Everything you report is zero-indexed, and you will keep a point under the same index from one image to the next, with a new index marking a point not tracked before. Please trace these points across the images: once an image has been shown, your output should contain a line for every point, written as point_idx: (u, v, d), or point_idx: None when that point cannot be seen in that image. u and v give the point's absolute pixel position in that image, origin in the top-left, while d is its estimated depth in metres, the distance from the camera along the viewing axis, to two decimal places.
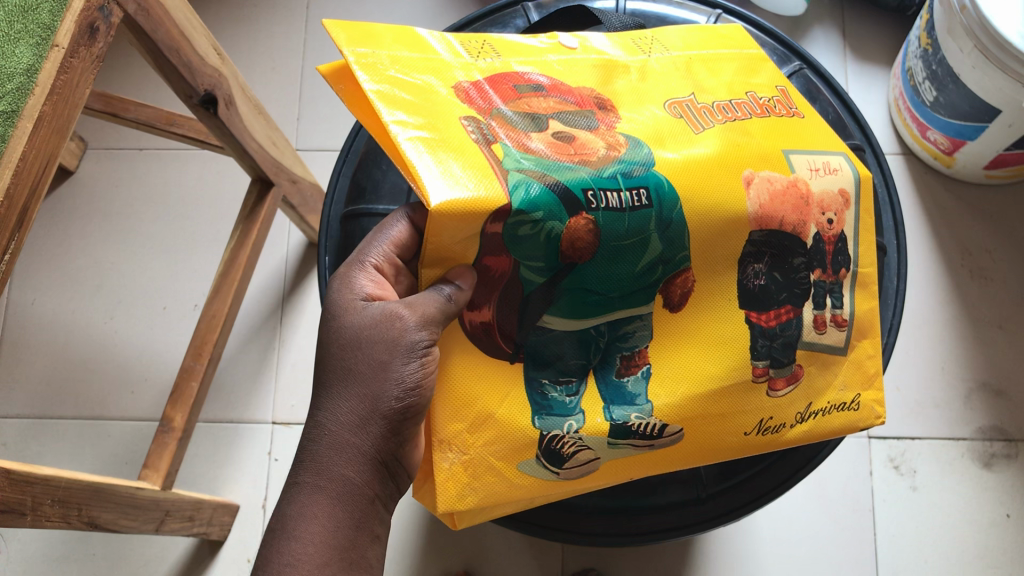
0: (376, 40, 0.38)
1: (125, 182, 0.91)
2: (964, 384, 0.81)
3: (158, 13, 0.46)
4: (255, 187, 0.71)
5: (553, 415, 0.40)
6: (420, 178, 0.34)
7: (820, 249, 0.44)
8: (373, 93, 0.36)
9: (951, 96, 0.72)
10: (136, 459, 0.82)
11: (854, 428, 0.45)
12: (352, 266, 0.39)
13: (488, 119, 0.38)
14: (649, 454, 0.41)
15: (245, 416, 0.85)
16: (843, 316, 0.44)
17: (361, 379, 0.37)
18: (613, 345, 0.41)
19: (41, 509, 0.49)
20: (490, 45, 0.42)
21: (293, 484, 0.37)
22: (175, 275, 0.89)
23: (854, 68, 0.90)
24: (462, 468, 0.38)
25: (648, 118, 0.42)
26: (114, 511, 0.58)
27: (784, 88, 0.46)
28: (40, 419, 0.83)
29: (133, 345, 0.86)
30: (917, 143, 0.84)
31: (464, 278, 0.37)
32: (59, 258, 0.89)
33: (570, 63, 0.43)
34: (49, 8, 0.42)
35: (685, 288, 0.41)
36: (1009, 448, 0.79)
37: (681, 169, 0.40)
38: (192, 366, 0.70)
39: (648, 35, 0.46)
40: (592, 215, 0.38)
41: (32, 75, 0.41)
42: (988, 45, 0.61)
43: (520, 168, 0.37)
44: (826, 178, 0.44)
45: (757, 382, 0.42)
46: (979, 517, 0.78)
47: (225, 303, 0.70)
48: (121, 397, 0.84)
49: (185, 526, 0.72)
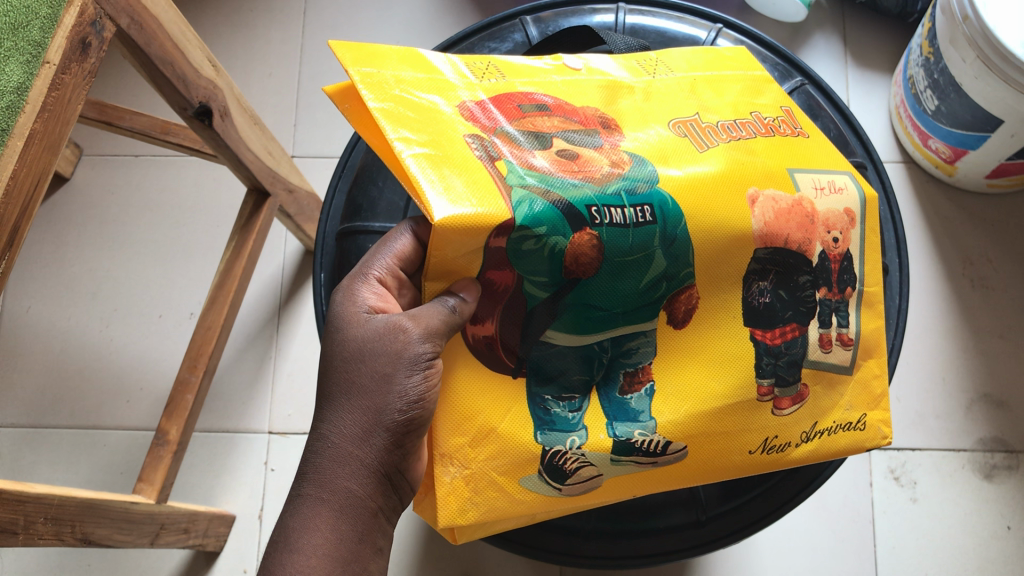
0: (382, 60, 0.38)
1: (122, 188, 0.91)
2: (965, 395, 0.81)
3: (151, 26, 0.46)
4: (251, 197, 0.70)
5: (556, 430, 0.39)
6: (424, 195, 0.33)
7: (825, 267, 0.44)
8: (377, 111, 0.36)
9: (953, 105, 0.72)
10: (132, 469, 0.81)
11: (861, 449, 0.45)
12: (355, 278, 0.39)
13: (493, 136, 0.38)
14: (652, 472, 0.41)
15: (242, 425, 0.84)
16: (849, 335, 0.44)
17: (365, 391, 0.37)
18: (616, 361, 0.41)
19: (34, 527, 0.48)
20: (495, 66, 0.42)
21: (295, 496, 0.37)
22: (171, 283, 0.88)
23: (853, 77, 0.90)
24: (464, 483, 0.37)
25: (653, 136, 0.41)
26: (109, 526, 0.58)
27: (789, 108, 0.47)
28: (35, 428, 0.82)
29: (128, 353, 0.85)
30: (918, 151, 0.85)
31: (468, 290, 0.36)
32: (53, 265, 0.88)
33: (574, 84, 0.43)
34: (40, 25, 0.41)
35: (690, 305, 0.41)
36: (1009, 459, 0.79)
37: (686, 187, 0.40)
38: (188, 378, 0.70)
39: (653, 57, 0.46)
40: (596, 231, 0.38)
41: (23, 93, 0.41)
42: (992, 55, 0.62)
43: (524, 185, 0.36)
44: (831, 197, 0.44)
45: (762, 401, 0.42)
46: (980, 528, 0.78)
47: (222, 313, 0.69)
48: (116, 406, 0.84)
49: (181, 538, 0.72)
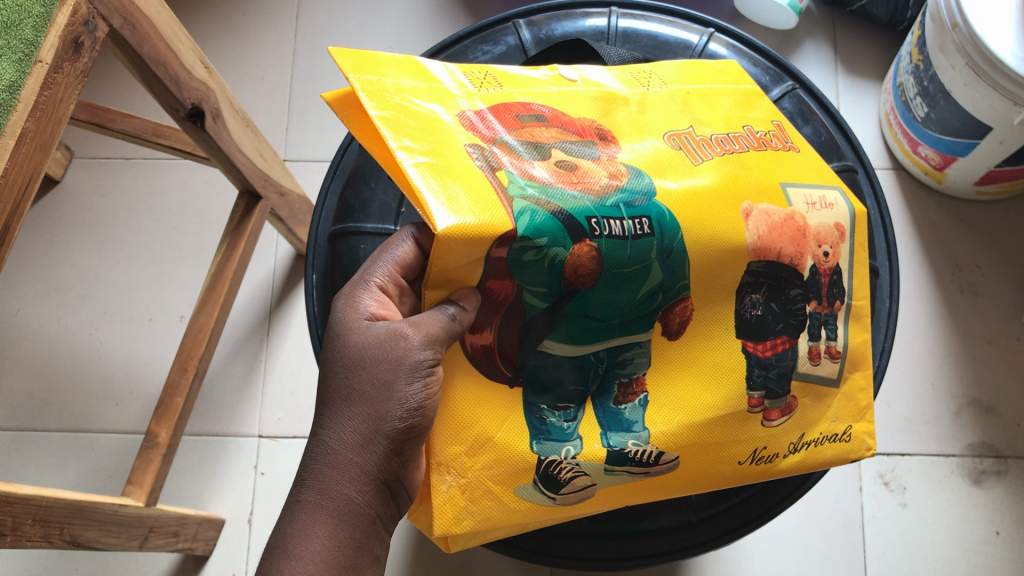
0: (382, 67, 0.38)
1: (112, 191, 0.90)
2: (954, 401, 0.82)
3: (144, 27, 0.46)
4: (242, 200, 0.70)
5: (551, 440, 0.40)
6: (427, 204, 0.33)
7: (816, 281, 0.44)
8: (378, 119, 0.36)
9: (943, 112, 0.73)
10: (122, 472, 0.81)
11: (846, 460, 0.45)
12: (357, 285, 0.39)
13: (493, 146, 0.38)
14: (644, 482, 0.41)
15: (232, 429, 0.84)
16: (837, 348, 0.45)
17: (366, 398, 0.37)
18: (611, 372, 0.41)
19: (22, 528, 0.48)
20: (493, 76, 0.42)
21: (293, 502, 0.37)
22: (162, 285, 0.87)
23: (845, 84, 0.91)
24: (459, 492, 0.37)
25: (648, 148, 0.42)
26: (97, 529, 0.57)
27: (780, 123, 0.47)
28: (23, 431, 0.82)
29: (118, 356, 0.85)
30: (908, 158, 0.86)
31: (468, 299, 0.36)
32: (42, 267, 0.87)
33: (570, 95, 0.43)
34: (33, 23, 0.41)
35: (684, 316, 0.41)
36: (998, 464, 0.80)
37: (681, 200, 0.40)
38: (178, 380, 0.69)
39: (646, 69, 0.47)
40: (595, 243, 0.38)
41: (15, 91, 0.40)
42: (981, 62, 0.62)
43: (524, 196, 0.36)
44: (823, 212, 0.44)
45: (753, 412, 0.42)
46: (969, 533, 0.79)
47: (212, 316, 0.69)
48: (106, 409, 0.83)
49: (170, 542, 0.71)
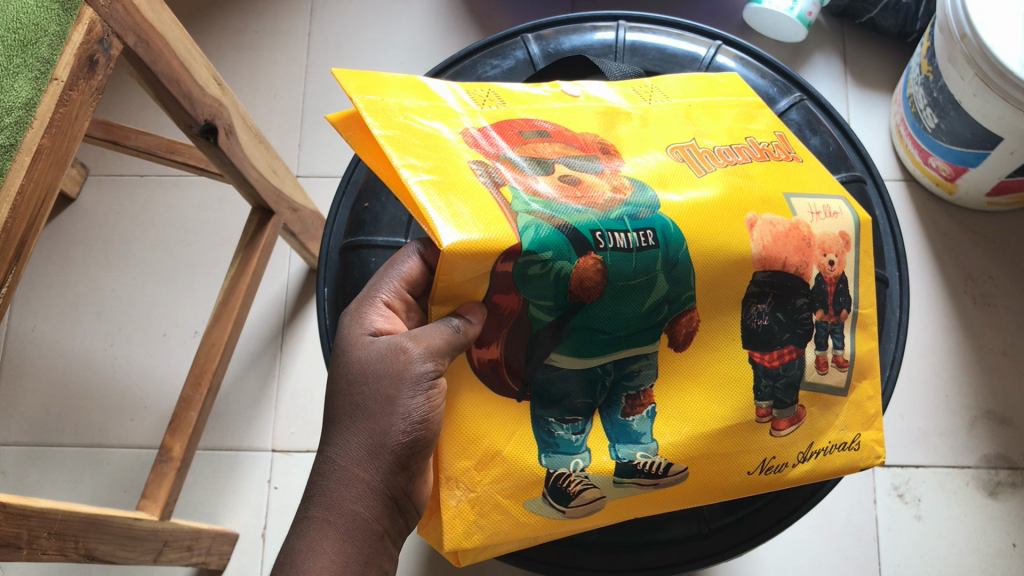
0: (385, 87, 0.39)
1: (127, 208, 0.91)
2: (969, 412, 0.81)
3: (157, 44, 0.47)
4: (255, 216, 0.71)
5: (560, 453, 0.40)
6: (432, 221, 0.34)
7: (822, 290, 0.44)
8: (382, 138, 0.36)
9: (952, 123, 0.73)
10: (136, 487, 0.82)
11: (855, 468, 0.45)
12: (362, 302, 0.39)
13: (496, 163, 0.38)
14: (653, 493, 0.41)
15: (245, 443, 0.84)
16: (844, 356, 0.45)
17: (369, 413, 0.37)
18: (619, 384, 0.41)
19: (38, 542, 0.48)
20: (495, 93, 0.43)
21: (302, 519, 0.37)
22: (176, 301, 0.88)
23: (855, 94, 0.91)
24: (469, 506, 0.37)
25: (652, 162, 0.42)
26: (112, 542, 0.58)
27: (782, 133, 0.47)
28: (38, 446, 0.83)
29: (133, 371, 0.86)
30: (919, 169, 0.85)
31: (474, 312, 0.37)
32: (58, 283, 0.89)
33: (572, 110, 0.44)
34: (48, 42, 0.42)
35: (690, 328, 0.41)
36: (1014, 476, 0.79)
37: (686, 212, 0.40)
38: (192, 395, 0.70)
39: (648, 83, 0.47)
40: (600, 256, 0.38)
41: (31, 108, 0.41)
42: (990, 73, 0.62)
43: (528, 211, 0.37)
44: (827, 221, 0.45)
45: (761, 422, 0.42)
46: (985, 546, 0.77)
47: (226, 330, 0.70)
48: (121, 424, 0.84)
49: (184, 556, 0.72)
